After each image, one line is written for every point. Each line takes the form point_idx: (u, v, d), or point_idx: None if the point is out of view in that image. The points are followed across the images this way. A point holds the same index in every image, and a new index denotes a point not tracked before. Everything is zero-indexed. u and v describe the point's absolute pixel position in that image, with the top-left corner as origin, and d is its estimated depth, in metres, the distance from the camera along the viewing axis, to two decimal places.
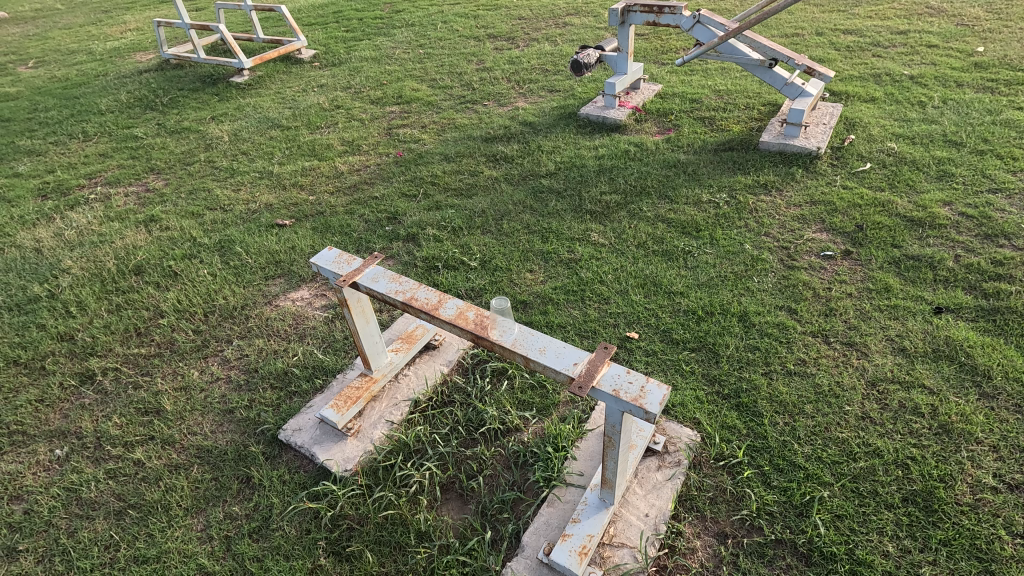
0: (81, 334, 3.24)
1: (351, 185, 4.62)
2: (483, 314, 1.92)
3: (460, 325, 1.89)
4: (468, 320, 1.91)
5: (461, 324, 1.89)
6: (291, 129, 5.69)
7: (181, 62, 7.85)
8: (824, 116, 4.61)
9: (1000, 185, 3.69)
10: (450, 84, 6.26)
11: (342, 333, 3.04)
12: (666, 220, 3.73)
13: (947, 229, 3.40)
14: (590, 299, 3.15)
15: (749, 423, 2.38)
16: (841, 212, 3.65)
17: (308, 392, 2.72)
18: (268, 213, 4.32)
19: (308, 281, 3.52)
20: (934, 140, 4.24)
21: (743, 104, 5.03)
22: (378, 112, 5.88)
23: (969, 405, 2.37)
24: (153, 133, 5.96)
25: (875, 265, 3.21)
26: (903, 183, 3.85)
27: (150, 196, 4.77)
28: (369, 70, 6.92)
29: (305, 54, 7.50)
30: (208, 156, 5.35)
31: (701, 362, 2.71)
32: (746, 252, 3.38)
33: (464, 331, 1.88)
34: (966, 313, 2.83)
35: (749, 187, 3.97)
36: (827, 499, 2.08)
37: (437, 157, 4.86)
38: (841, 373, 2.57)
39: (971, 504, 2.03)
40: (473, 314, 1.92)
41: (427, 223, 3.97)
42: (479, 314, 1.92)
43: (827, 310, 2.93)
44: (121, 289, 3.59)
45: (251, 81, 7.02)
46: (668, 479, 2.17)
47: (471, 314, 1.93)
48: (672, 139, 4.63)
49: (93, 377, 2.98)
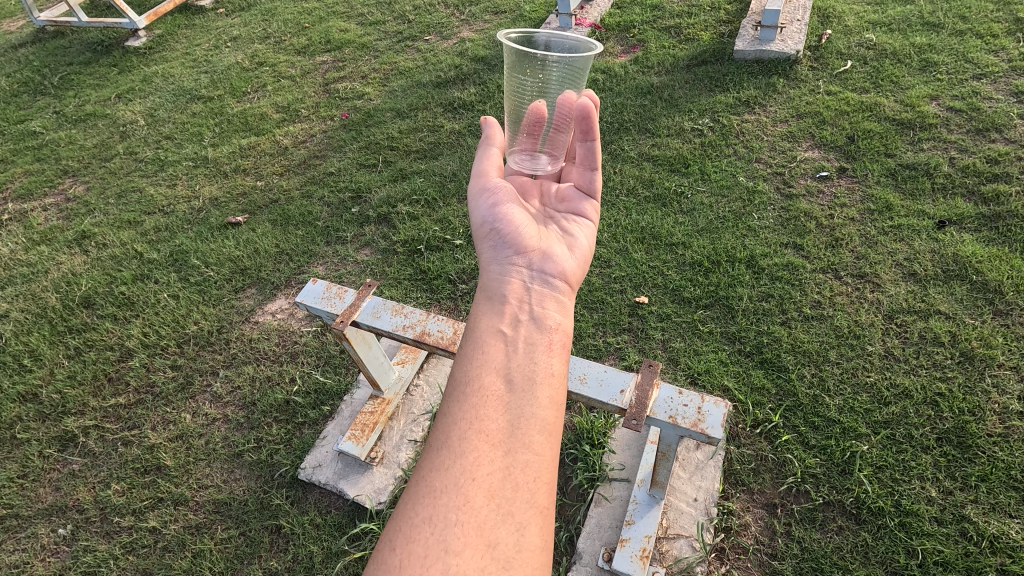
0: (45, 391, 2.92)
1: (300, 161, 4.17)
2: (589, 111, 1.72)
3: (584, 214, 1.76)
4: (599, 163, 1.79)
5: (586, 209, 1.77)
6: (214, 100, 5.05)
7: (59, 28, 6.80)
8: (797, 11, 4.30)
9: (983, 70, 3.57)
10: (381, 20, 5.67)
11: (336, 346, 2.81)
12: (651, 157, 3.50)
13: (937, 128, 3.28)
14: (590, 265, 2.97)
15: (777, 380, 2.36)
16: (829, 123, 3.48)
17: (318, 421, 2.56)
18: (216, 210, 3.88)
19: (284, 289, 3.24)
20: (912, 24, 4.04)
21: (707, 6, 4.69)
22: (309, 64, 5.28)
23: (985, 327, 2.39)
24: (53, 125, 5.16)
25: (871, 181, 3.11)
26: (887, 80, 3.67)
27: (73, 206, 4.19)
28: (286, 13, 6.18)
29: (205, 1, 6.64)
30: (127, 147, 4.70)
31: (717, 320, 2.63)
32: (740, 186, 3.22)
33: (590, 229, 1.71)
34: (970, 224, 2.79)
35: (730, 107, 3.72)
36: (867, 452, 2.11)
37: (388, 114, 4.41)
38: (858, 310, 2.54)
39: (1002, 434, 2.10)
40: (589, 156, 1.80)
41: (396, 198, 3.64)
42: (588, 130, 1.75)
43: (833, 241, 2.84)
44: (74, 329, 3.23)
45: (150, 44, 6.16)
46: (709, 457, 2.17)
47: (590, 149, 1.78)
48: (639, 59, 4.27)
49: (75, 440, 2.73)
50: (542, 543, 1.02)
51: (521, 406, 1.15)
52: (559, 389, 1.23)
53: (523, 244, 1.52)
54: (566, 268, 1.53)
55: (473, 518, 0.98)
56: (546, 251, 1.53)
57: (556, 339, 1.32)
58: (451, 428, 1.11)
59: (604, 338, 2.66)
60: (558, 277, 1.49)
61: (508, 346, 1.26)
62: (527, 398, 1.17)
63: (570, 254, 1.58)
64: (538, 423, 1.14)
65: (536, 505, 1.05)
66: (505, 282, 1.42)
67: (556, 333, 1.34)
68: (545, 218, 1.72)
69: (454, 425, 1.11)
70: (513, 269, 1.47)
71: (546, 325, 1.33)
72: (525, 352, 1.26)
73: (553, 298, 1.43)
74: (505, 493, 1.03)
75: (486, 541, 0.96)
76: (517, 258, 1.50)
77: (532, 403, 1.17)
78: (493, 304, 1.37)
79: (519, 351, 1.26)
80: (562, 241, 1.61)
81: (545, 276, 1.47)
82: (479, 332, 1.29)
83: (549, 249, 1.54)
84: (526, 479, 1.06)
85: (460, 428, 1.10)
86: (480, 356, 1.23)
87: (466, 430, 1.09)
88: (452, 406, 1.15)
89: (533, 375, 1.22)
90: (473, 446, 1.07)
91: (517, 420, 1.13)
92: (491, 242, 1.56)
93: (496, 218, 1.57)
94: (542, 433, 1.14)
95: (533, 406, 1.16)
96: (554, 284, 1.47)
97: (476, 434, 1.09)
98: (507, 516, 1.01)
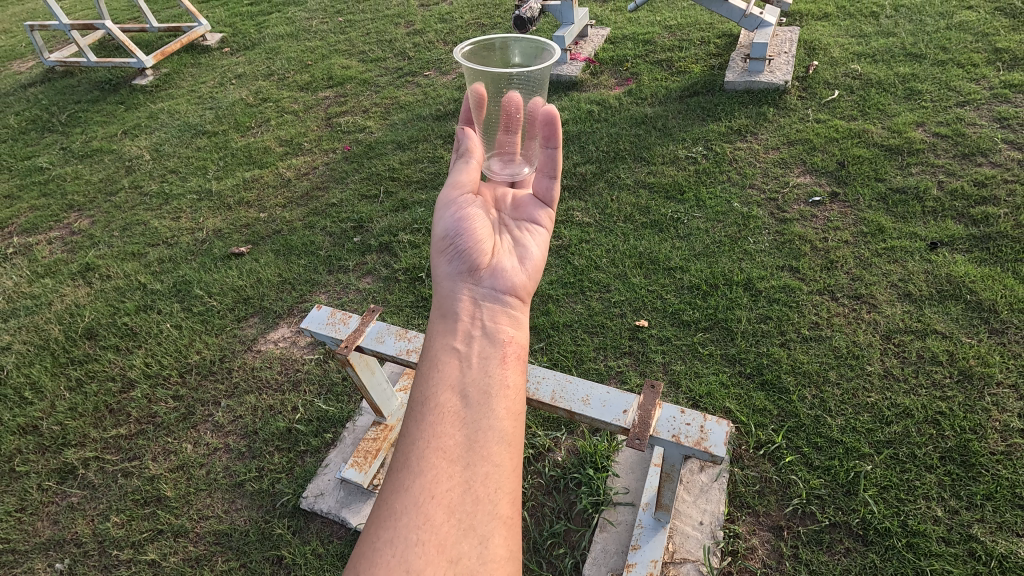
0: (46, 423, 2.91)
1: (303, 193, 4.25)
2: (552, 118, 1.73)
3: (538, 222, 1.80)
4: (558, 168, 1.79)
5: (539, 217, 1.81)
6: (219, 135, 5.17)
7: (68, 67, 6.99)
8: (784, 44, 4.47)
9: (966, 97, 3.69)
10: (382, 56, 5.86)
11: (338, 374, 2.82)
12: (648, 185, 3.57)
13: (925, 153, 3.37)
14: (590, 290, 3.01)
15: (778, 402, 2.37)
16: (820, 149, 3.57)
17: (320, 449, 2.55)
18: (220, 241, 3.94)
19: (286, 318, 3.26)
20: (895, 55, 4.18)
21: (697, 40, 4.87)
22: (311, 99, 5.43)
23: (982, 345, 2.42)
24: (60, 161, 5.26)
25: (863, 205, 3.18)
26: (874, 108, 3.78)
27: (78, 239, 4.24)
28: (289, 51, 6.38)
29: (211, 40, 6.86)
30: (133, 181, 4.78)
31: (716, 342, 2.65)
32: (735, 211, 3.28)
33: (542, 239, 1.76)
34: (961, 245, 2.85)
35: (723, 135, 3.83)
36: (871, 472, 2.11)
37: (389, 146, 4.51)
38: (856, 331, 2.57)
39: (1005, 451, 2.10)
40: (549, 163, 1.79)
41: (398, 227, 3.70)
42: (551, 135, 1.74)
43: (828, 263, 2.89)
44: (76, 360, 3.23)
45: (157, 82, 6.34)
46: (714, 480, 2.17)
47: (551, 155, 1.77)
48: (633, 91, 4.40)
49: (74, 472, 2.70)
50: (507, 554, 1.03)
51: (477, 420, 1.17)
52: (514, 402, 1.26)
53: (476, 260, 1.56)
54: (519, 281, 1.57)
55: (433, 536, 0.98)
56: (499, 265, 1.57)
57: (509, 351, 1.36)
58: (408, 448, 1.11)
59: (605, 362, 2.68)
60: (509, 291, 1.53)
61: (461, 363, 1.28)
62: (482, 412, 1.19)
63: (522, 267, 1.62)
64: (496, 436, 1.17)
65: (498, 516, 1.06)
66: (457, 299, 1.46)
67: (509, 345, 1.37)
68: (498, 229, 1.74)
69: (411, 445, 1.11)
70: (464, 285, 1.50)
71: (498, 339, 1.36)
72: (480, 367, 1.28)
73: (505, 312, 1.47)
74: (467, 507, 1.04)
75: (447, 557, 0.96)
76: (469, 274, 1.54)
77: (488, 416, 1.19)
78: (446, 323, 1.39)
79: (473, 367, 1.28)
80: (515, 254, 1.65)
81: (496, 292, 1.51)
82: (434, 352, 1.31)
83: (501, 263, 1.59)
84: (486, 493, 1.07)
85: (417, 447, 1.10)
86: (432, 375, 1.25)
87: (423, 449, 1.10)
88: (408, 426, 1.16)
89: (488, 389, 1.24)
90: (431, 464, 1.07)
91: (474, 434, 1.15)
92: (448, 256, 1.58)
93: (460, 231, 1.61)
94: (498, 444, 1.16)
95: (488, 420, 1.18)
96: (505, 300, 1.50)
97: (432, 452, 1.10)
98: (468, 531, 1.01)
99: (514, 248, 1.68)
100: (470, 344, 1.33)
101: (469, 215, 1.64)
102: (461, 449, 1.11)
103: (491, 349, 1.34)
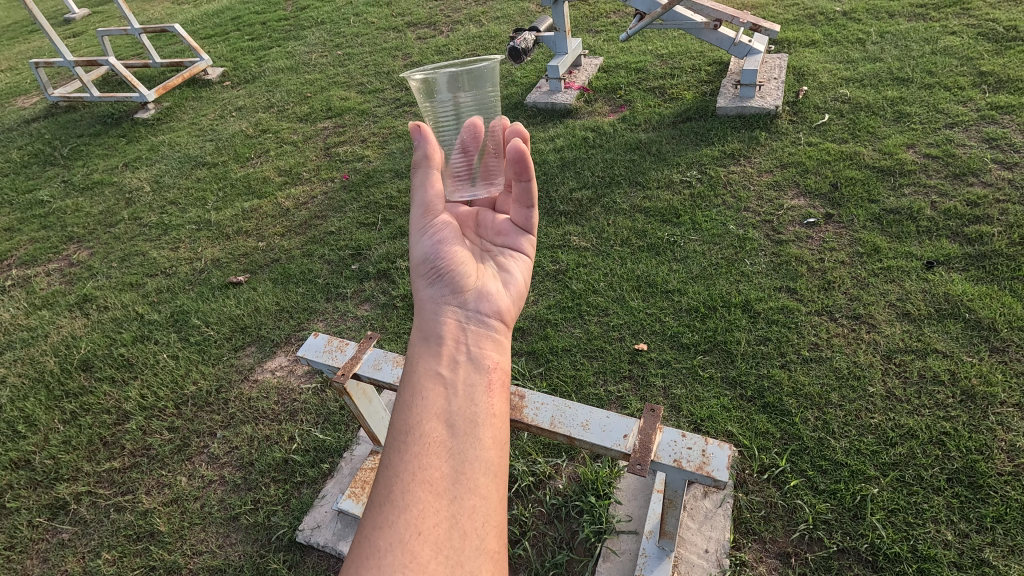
0: (38, 457, 2.86)
1: (301, 222, 4.27)
2: (523, 152, 1.67)
3: (520, 247, 1.78)
4: (536, 201, 1.75)
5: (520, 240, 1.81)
6: (219, 166, 5.23)
7: (71, 103, 7.11)
8: (773, 70, 4.57)
9: (954, 119, 3.75)
10: (380, 87, 5.98)
11: (336, 403, 2.79)
12: (643, 209, 3.60)
13: (916, 174, 3.41)
14: (588, 314, 3.00)
15: (781, 424, 2.35)
16: (812, 172, 3.61)
17: (317, 479, 2.52)
18: (218, 271, 3.94)
19: (284, 347, 3.25)
20: (883, 79, 4.27)
21: (689, 67, 4.98)
22: (310, 130, 5.51)
23: (983, 364, 2.41)
24: (60, 194, 5.30)
25: (858, 225, 3.20)
26: (864, 130, 3.85)
27: (77, 271, 4.25)
28: (289, 83, 6.52)
29: (212, 74, 7.00)
30: (132, 213, 4.81)
31: (716, 364, 2.63)
32: (731, 233, 3.30)
33: (524, 262, 1.76)
34: (957, 264, 2.86)
35: (716, 160, 3.88)
36: (878, 495, 2.07)
37: (387, 174, 4.57)
38: (856, 351, 2.56)
39: (1012, 472, 2.07)
40: (525, 195, 1.75)
41: (395, 254, 3.71)
42: (523, 170, 1.70)
43: (825, 283, 2.90)
44: (71, 393, 3.20)
45: (158, 115, 6.44)
46: (718, 506, 2.12)
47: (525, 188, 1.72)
48: (627, 117, 4.48)
49: (66, 508, 2.65)
50: None
51: (463, 450, 1.17)
52: (500, 430, 1.26)
53: (460, 283, 1.55)
54: (501, 306, 1.57)
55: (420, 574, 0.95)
56: (482, 289, 1.57)
57: (493, 378, 1.36)
58: (393, 480, 1.09)
59: (605, 387, 2.66)
60: (493, 315, 1.53)
61: (447, 391, 1.27)
62: (467, 442, 1.19)
63: (505, 291, 1.62)
64: (482, 467, 1.16)
65: (486, 551, 1.04)
66: (440, 323, 1.44)
67: (492, 372, 1.37)
68: (480, 251, 1.73)
69: (395, 476, 1.09)
70: (449, 309, 1.49)
71: (483, 365, 1.36)
72: (464, 395, 1.28)
73: (488, 337, 1.47)
74: (454, 543, 1.02)
75: None
76: (453, 297, 1.52)
77: (474, 446, 1.19)
78: (429, 348, 1.38)
79: (458, 395, 1.27)
80: (498, 278, 1.65)
81: (481, 315, 1.51)
82: (417, 378, 1.29)
83: (485, 286, 1.58)
84: (474, 526, 1.07)
85: (402, 480, 1.08)
86: (416, 403, 1.23)
87: (409, 482, 1.08)
88: (391, 457, 1.13)
89: (473, 418, 1.24)
90: (417, 497, 1.06)
91: (459, 465, 1.14)
92: (430, 279, 1.56)
93: (438, 255, 1.58)
94: (484, 475, 1.15)
95: (473, 450, 1.18)
96: (488, 324, 1.50)
97: (418, 485, 1.08)
98: (456, 567, 0.99)
99: (498, 272, 1.68)
100: (453, 371, 1.32)
101: (447, 238, 1.63)
102: (446, 481, 1.10)
103: (473, 377, 1.33)
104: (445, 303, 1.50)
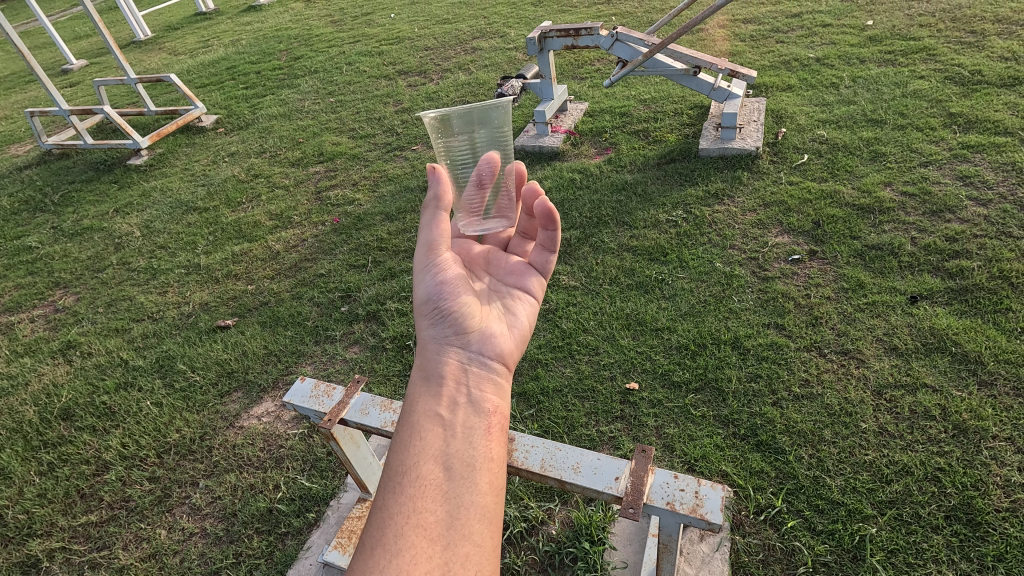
0: (10, 512, 2.75)
1: (291, 265, 4.28)
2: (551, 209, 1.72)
3: (527, 290, 1.76)
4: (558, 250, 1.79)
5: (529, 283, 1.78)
6: (210, 210, 5.26)
7: (65, 150, 7.18)
8: (752, 113, 4.73)
9: (928, 158, 3.88)
10: (371, 133, 6.12)
11: (323, 448, 2.73)
12: (631, 248, 3.65)
13: (895, 212, 3.50)
14: (578, 353, 2.99)
15: (775, 463, 2.32)
16: (795, 210, 3.69)
17: (302, 529, 2.44)
18: (206, 315, 3.91)
19: (270, 391, 3.19)
20: (858, 121, 4.43)
21: (671, 111, 5.15)
22: (302, 174, 5.60)
23: (973, 398, 2.41)
24: (49, 240, 5.28)
25: (842, 261, 3.25)
26: (842, 169, 3.96)
27: (62, 317, 4.20)
28: (282, 129, 6.66)
29: (206, 121, 7.13)
30: (121, 258, 4.80)
31: (708, 403, 2.62)
32: (717, 271, 3.34)
33: (531, 306, 1.73)
34: (940, 298, 2.90)
35: (701, 199, 3.96)
36: (876, 535, 2.04)
37: (377, 217, 4.61)
38: (846, 387, 2.55)
39: (1009, 508, 2.05)
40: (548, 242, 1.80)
41: (385, 296, 3.71)
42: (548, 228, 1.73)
43: (813, 319, 2.92)
44: (49, 443, 3.11)
45: (151, 161, 6.51)
46: (715, 549, 2.07)
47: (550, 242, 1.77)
48: (613, 159, 4.59)
49: (38, 565, 2.54)
50: None
51: (459, 494, 1.14)
52: (497, 474, 1.23)
53: (463, 324, 1.53)
54: (504, 349, 1.54)
55: None
56: (485, 330, 1.54)
57: (493, 422, 1.33)
58: (387, 523, 1.06)
59: (597, 428, 2.63)
60: (496, 357, 1.50)
61: (445, 432, 1.25)
62: (464, 486, 1.16)
63: (508, 333, 1.59)
64: (478, 513, 1.13)
65: None
66: (441, 363, 1.42)
67: (492, 415, 1.34)
68: (487, 292, 1.71)
69: (389, 518, 1.07)
70: (451, 349, 1.46)
71: (483, 408, 1.33)
72: (462, 438, 1.25)
73: (490, 380, 1.44)
74: None
75: None
76: (456, 338, 1.50)
77: (470, 491, 1.16)
78: (429, 388, 1.35)
79: (456, 437, 1.25)
80: (502, 319, 1.62)
81: (483, 357, 1.48)
82: (416, 419, 1.27)
83: (489, 328, 1.55)
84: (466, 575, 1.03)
85: (397, 524, 1.06)
86: (415, 445, 1.21)
87: (402, 526, 1.05)
88: (386, 499, 1.11)
89: (471, 462, 1.21)
90: (410, 543, 1.03)
91: (455, 510, 1.12)
92: (433, 320, 1.54)
93: (441, 296, 1.55)
94: (479, 522, 1.12)
95: (470, 495, 1.15)
96: (490, 366, 1.47)
97: (412, 529, 1.05)
98: None
99: (503, 313, 1.65)
100: (453, 415, 1.30)
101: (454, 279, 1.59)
102: (441, 527, 1.08)
103: (474, 421, 1.30)
104: (449, 344, 1.47)
